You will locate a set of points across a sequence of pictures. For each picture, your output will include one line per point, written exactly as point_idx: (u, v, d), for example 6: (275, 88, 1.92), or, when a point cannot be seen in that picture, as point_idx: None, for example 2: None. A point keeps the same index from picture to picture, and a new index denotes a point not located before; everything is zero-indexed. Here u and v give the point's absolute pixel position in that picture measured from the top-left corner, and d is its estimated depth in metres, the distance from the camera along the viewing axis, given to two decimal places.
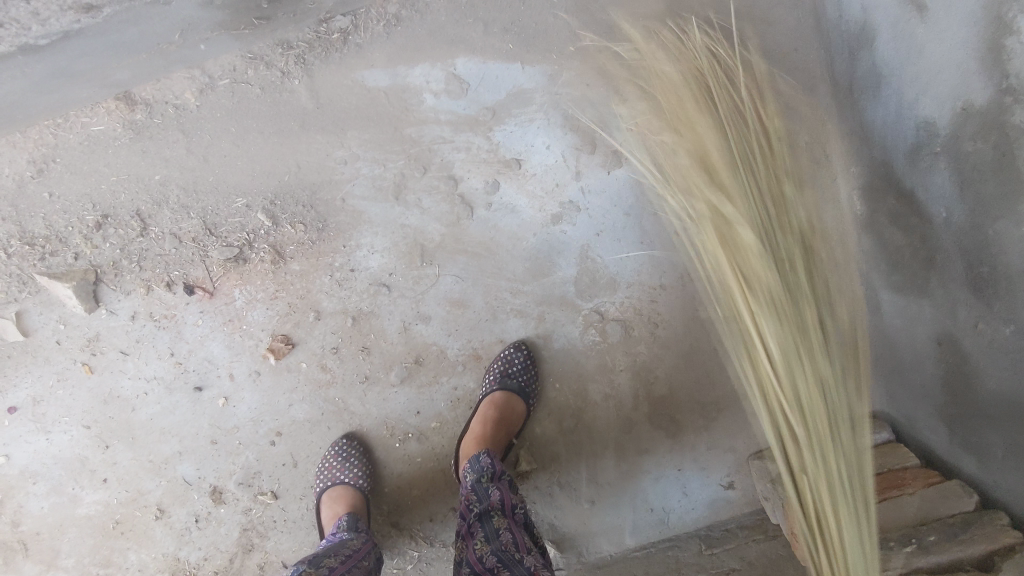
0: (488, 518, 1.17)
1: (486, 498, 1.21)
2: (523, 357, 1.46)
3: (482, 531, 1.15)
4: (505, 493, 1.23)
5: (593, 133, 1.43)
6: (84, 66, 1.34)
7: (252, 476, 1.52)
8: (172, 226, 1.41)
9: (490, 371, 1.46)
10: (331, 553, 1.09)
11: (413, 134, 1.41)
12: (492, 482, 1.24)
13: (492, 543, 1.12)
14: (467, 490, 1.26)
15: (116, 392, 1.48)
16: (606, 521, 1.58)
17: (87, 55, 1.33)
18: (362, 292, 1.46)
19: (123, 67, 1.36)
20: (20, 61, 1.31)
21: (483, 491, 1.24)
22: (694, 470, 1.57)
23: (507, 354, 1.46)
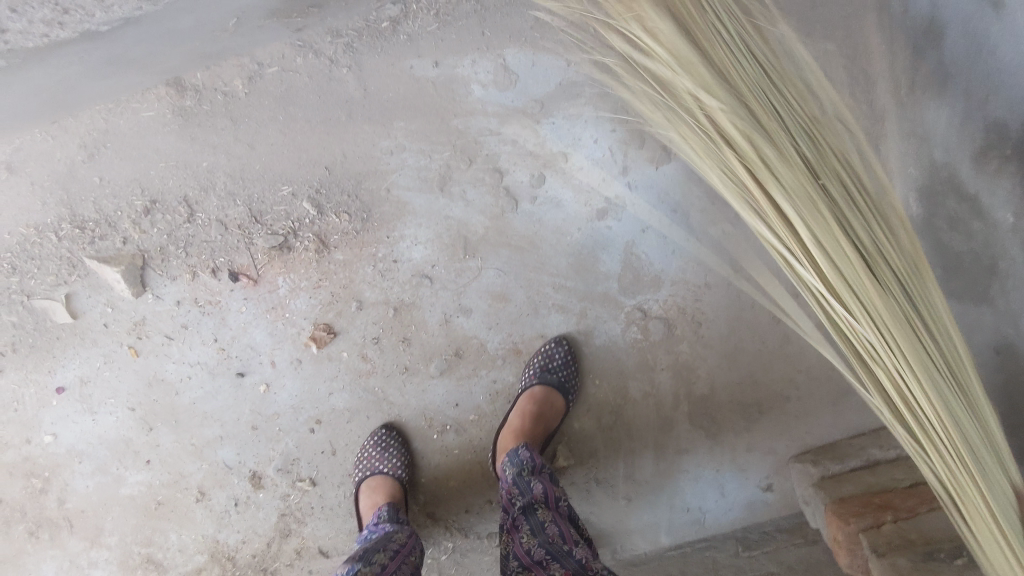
0: (533, 511, 1.18)
1: (529, 492, 1.20)
2: (564, 352, 1.45)
3: (528, 525, 1.17)
4: (547, 485, 1.22)
5: (642, 127, 1.40)
6: (140, 53, 1.31)
7: (291, 462, 1.53)
8: (219, 213, 1.42)
9: (529, 366, 1.46)
10: (380, 548, 1.09)
11: (460, 126, 1.40)
12: (534, 476, 1.23)
13: (539, 536, 1.14)
14: (509, 482, 1.25)
15: (160, 376, 1.50)
16: (641, 519, 1.58)
17: (143, 43, 1.29)
18: (404, 283, 1.45)
19: (176, 57, 1.34)
20: (80, 48, 1.26)
21: (526, 483, 1.23)
22: (732, 471, 1.55)
23: (548, 349, 1.45)
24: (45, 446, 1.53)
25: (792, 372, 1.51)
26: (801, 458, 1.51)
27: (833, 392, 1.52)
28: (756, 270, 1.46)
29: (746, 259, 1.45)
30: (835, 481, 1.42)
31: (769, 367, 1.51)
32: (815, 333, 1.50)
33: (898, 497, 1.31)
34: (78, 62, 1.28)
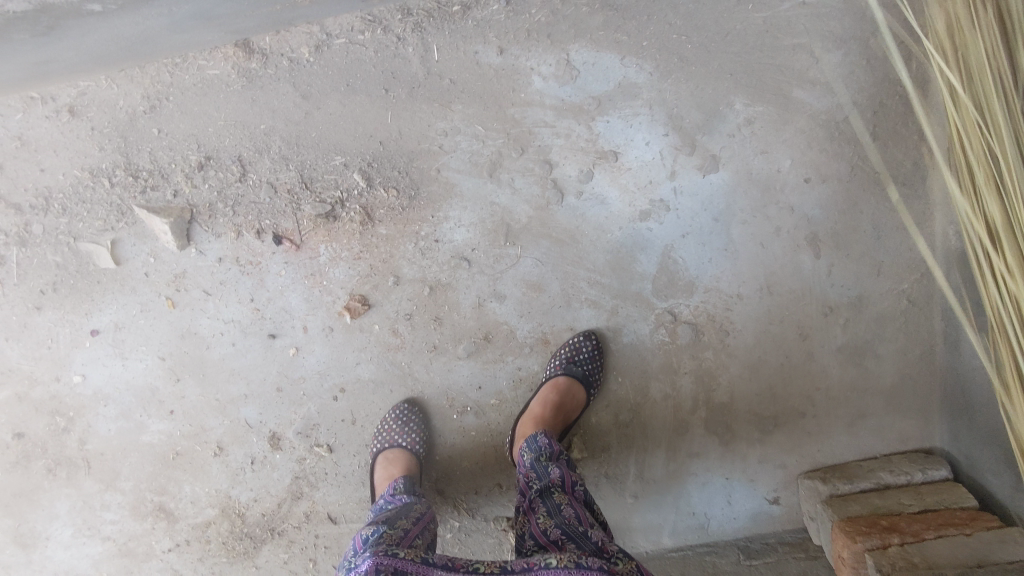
0: (550, 494, 1.18)
1: (546, 476, 1.23)
2: (591, 347, 1.47)
3: (544, 506, 1.16)
4: (564, 471, 1.24)
5: (694, 134, 1.42)
6: (224, 13, 1.26)
7: (311, 427, 1.56)
8: (271, 175, 1.44)
9: (556, 356, 1.48)
10: (401, 515, 1.13)
11: (516, 115, 1.42)
12: (551, 462, 1.27)
13: (555, 517, 1.12)
14: (528, 468, 1.28)
15: (194, 329, 1.52)
16: (646, 518, 1.61)
17: (232, 4, 1.23)
18: (443, 263, 1.48)
19: (258, 14, 1.30)
20: (171, 2, 1.18)
21: (543, 469, 1.26)
22: (741, 481, 1.58)
23: (575, 342, 1.47)
24: (74, 386, 1.55)
25: (811, 389, 1.54)
26: (810, 474, 1.54)
27: (849, 415, 1.54)
28: (787, 286, 1.48)
29: (780, 274, 1.48)
30: (843, 500, 1.45)
31: (790, 383, 1.54)
32: (838, 354, 1.52)
33: (905, 521, 1.34)
34: (168, 12, 1.22)
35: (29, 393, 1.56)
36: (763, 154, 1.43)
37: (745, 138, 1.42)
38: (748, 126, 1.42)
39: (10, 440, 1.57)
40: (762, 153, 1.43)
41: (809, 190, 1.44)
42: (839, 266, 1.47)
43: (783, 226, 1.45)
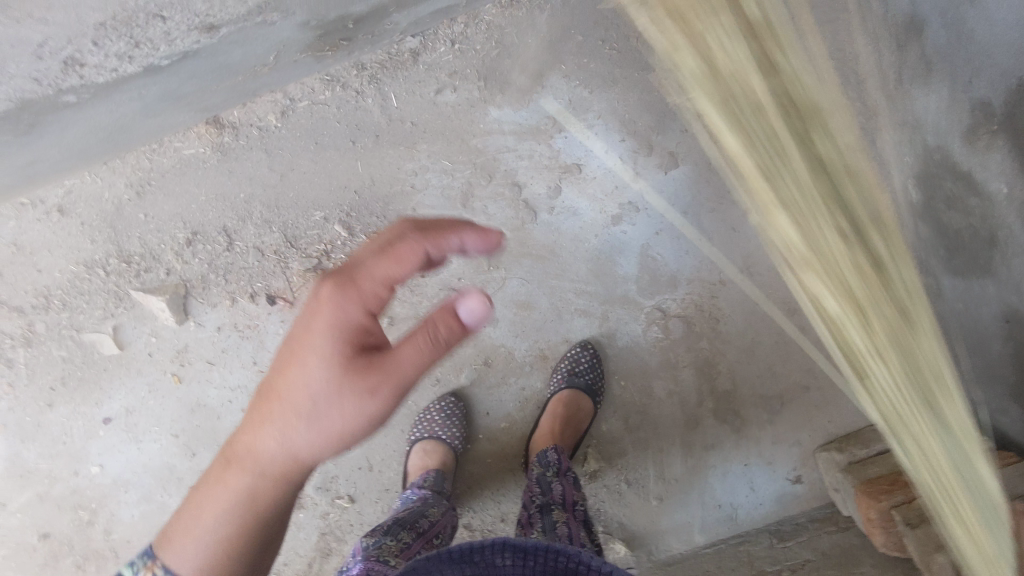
0: (549, 510, 1.24)
1: (548, 492, 1.29)
2: (589, 357, 1.51)
3: (541, 522, 1.21)
4: (566, 489, 1.30)
5: (649, 136, 1.48)
6: (191, 89, 1.24)
7: (330, 480, 1.58)
8: (256, 240, 1.50)
9: (557, 371, 1.52)
10: (407, 523, 1.22)
11: (479, 145, 1.49)
12: (556, 478, 1.33)
13: (547, 533, 1.17)
14: (534, 481, 1.34)
15: (203, 401, 1.56)
16: (673, 519, 1.61)
17: (195, 80, 1.20)
18: (432, 297, 1.53)
19: (223, 87, 1.29)
20: (133, 83, 1.11)
21: (548, 485, 1.32)
22: (761, 464, 1.59)
23: (574, 354, 1.51)
24: (92, 477, 1.58)
25: (810, 362, 1.57)
26: (826, 447, 1.55)
27: None
28: (767, 265, 1.53)
29: (757, 254, 1.52)
30: (863, 465, 1.46)
31: (789, 359, 1.56)
32: None
33: None
34: (138, 98, 1.18)
35: (50, 491, 1.58)
36: None
37: None
38: None
39: (37, 541, 1.59)
40: None
41: None
42: None
43: None
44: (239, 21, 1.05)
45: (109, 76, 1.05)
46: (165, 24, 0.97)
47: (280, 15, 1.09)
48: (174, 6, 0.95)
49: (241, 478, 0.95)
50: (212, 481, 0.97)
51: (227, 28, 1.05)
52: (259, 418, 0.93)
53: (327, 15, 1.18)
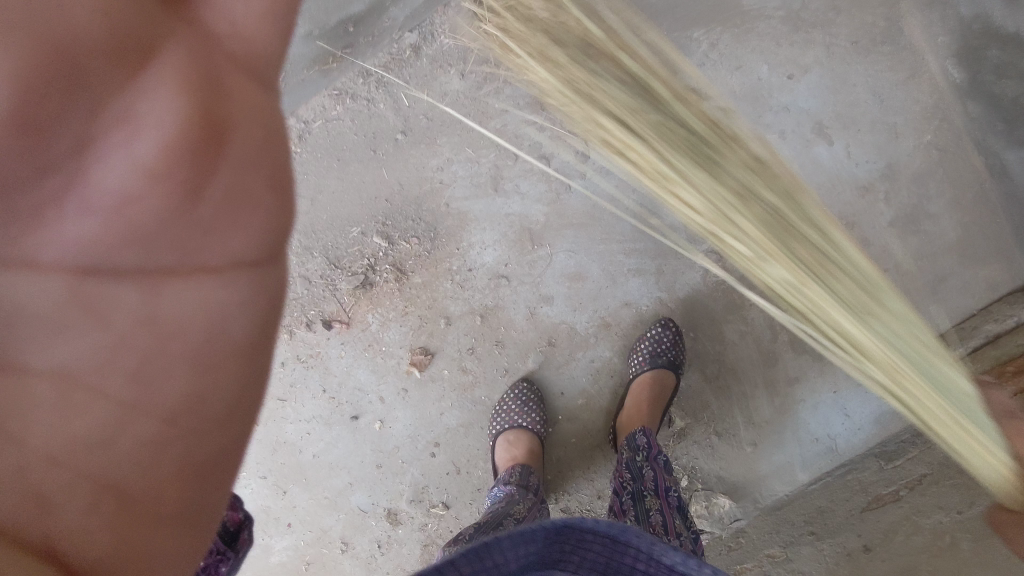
0: (641, 499, 1.21)
1: (640, 478, 1.26)
2: (671, 335, 1.48)
3: (634, 510, 1.18)
4: (659, 474, 1.27)
5: (668, 78, 1.45)
6: None
7: (421, 491, 1.58)
8: (301, 268, 1.52)
9: (637, 351, 1.48)
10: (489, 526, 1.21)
11: (498, 126, 1.48)
12: (646, 463, 1.29)
13: (641, 523, 1.16)
14: (622, 466, 1.32)
15: (282, 439, 1.59)
16: (773, 462, 1.55)
17: None
18: (483, 288, 1.51)
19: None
20: None
21: (638, 469, 1.29)
22: (850, 388, 1.51)
23: (656, 334, 1.47)
24: None
25: (882, 273, 1.49)
26: None
27: (927, 284, 1.49)
28: (815, 183, 1.47)
29: (803, 174, 1.47)
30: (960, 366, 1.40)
31: None
32: (892, 229, 1.48)
33: None
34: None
35: None
36: (739, 69, 1.46)
37: (715, 62, 1.46)
38: (714, 50, 1.46)
39: None
40: (737, 70, 1.46)
41: (797, 86, 1.45)
42: (855, 143, 1.46)
43: (786, 129, 1.46)
44: None
45: None
46: None
47: None
48: None
49: (53, 296, 0.73)
50: (55, 317, 0.73)
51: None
52: (244, 215, 0.76)
53: (324, 21, 1.43)
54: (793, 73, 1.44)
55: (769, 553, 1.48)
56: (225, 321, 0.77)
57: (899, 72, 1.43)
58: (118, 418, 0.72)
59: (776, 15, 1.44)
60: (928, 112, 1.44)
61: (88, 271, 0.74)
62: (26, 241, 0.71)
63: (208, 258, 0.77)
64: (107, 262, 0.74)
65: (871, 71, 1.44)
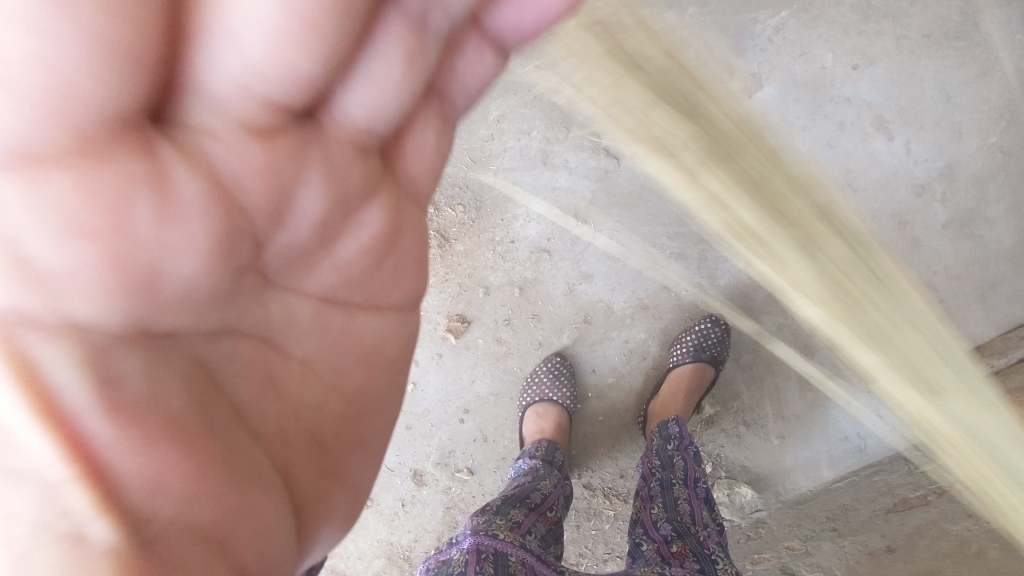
0: (670, 487, 1.24)
1: (670, 467, 1.30)
2: (718, 331, 1.53)
3: (661, 498, 1.23)
4: (688, 465, 1.29)
5: (728, 59, 1.42)
6: None
7: (448, 455, 1.63)
8: None
9: (683, 342, 1.52)
10: (516, 501, 1.21)
11: (553, 98, 1.47)
12: (676, 452, 1.32)
13: (668, 511, 1.19)
14: (653, 453, 1.35)
15: None
16: (798, 457, 1.56)
17: None
18: (524, 261, 1.52)
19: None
20: None
21: (668, 458, 1.32)
22: (885, 390, 1.51)
23: (704, 328, 1.52)
24: None
25: (929, 275, 1.47)
26: (958, 361, 1.46)
27: (976, 291, 1.47)
28: (869, 179, 1.45)
29: (859, 169, 1.45)
30: (1003, 378, 1.40)
31: (905, 275, 1.47)
32: (945, 231, 1.45)
33: None
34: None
35: None
36: (802, 56, 1.42)
37: (780, 47, 1.42)
38: (779, 34, 1.42)
39: None
40: (802, 55, 1.42)
41: (862, 77, 1.41)
42: (916, 140, 1.42)
43: (845, 121, 1.43)
44: None
45: None
46: None
47: None
48: None
49: (303, 318, 0.57)
50: (308, 326, 0.58)
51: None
52: (399, 250, 0.63)
53: None
54: (859, 64, 1.41)
55: (789, 547, 1.45)
56: (387, 337, 0.65)
57: (971, 69, 1.40)
58: (346, 411, 0.61)
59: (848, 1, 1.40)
60: (996, 113, 1.41)
61: (334, 299, 0.59)
62: (284, 284, 0.55)
63: (379, 296, 0.63)
64: (345, 291, 0.60)
65: (942, 66, 1.40)
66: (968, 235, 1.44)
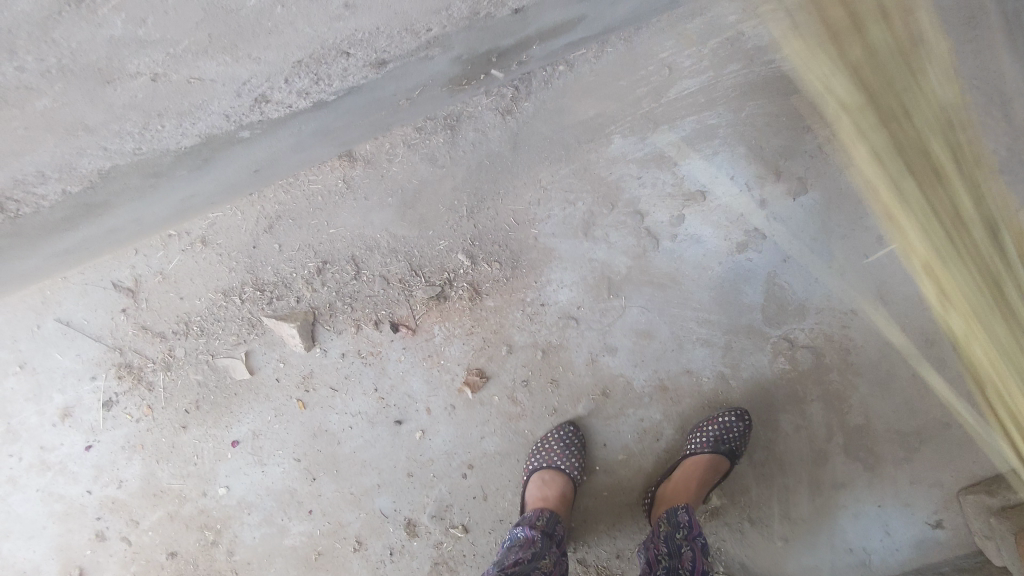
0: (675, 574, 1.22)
1: (677, 556, 1.27)
2: (742, 427, 1.46)
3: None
4: (696, 554, 1.26)
5: (777, 162, 1.47)
6: (339, 125, 1.21)
7: (445, 509, 1.61)
8: (382, 268, 1.55)
9: (702, 432, 1.46)
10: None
11: (603, 173, 1.50)
12: (686, 541, 1.30)
13: None
14: (660, 539, 1.33)
15: (325, 426, 1.62)
16: (800, 563, 1.52)
17: (350, 112, 1.14)
18: (551, 325, 1.53)
19: (366, 122, 1.26)
20: (300, 120, 1.08)
21: (677, 547, 1.30)
22: (896, 506, 1.49)
23: (727, 421, 1.45)
24: (219, 497, 1.66)
25: (952, 397, 1.47)
26: (972, 489, 1.45)
27: (999, 420, 1.46)
28: (903, 294, 1.46)
29: (894, 286, 1.46)
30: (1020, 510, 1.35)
31: (927, 394, 1.47)
32: (971, 356, 1.46)
33: None
34: (296, 133, 1.16)
35: (180, 510, 1.67)
36: (849, 167, 1.46)
37: (828, 156, 1.46)
38: (829, 144, 1.46)
39: (165, 560, 1.68)
40: (848, 167, 1.46)
41: (905, 195, 1.45)
42: (951, 264, 1.45)
43: (884, 234, 1.46)
44: (407, 55, 0.99)
45: (247, 133, 1.04)
46: (348, 61, 0.93)
47: (439, 51, 1.03)
48: (361, 42, 0.90)
49: None
50: None
51: (394, 64, 1.00)
52: None
53: (477, 50, 1.11)
54: (903, 182, 1.46)
55: None
56: None
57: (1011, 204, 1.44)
58: None
59: (898, 123, 1.45)
60: None
61: None
62: None
63: None
64: None
65: (984, 197, 1.45)
66: (992, 361, 1.46)
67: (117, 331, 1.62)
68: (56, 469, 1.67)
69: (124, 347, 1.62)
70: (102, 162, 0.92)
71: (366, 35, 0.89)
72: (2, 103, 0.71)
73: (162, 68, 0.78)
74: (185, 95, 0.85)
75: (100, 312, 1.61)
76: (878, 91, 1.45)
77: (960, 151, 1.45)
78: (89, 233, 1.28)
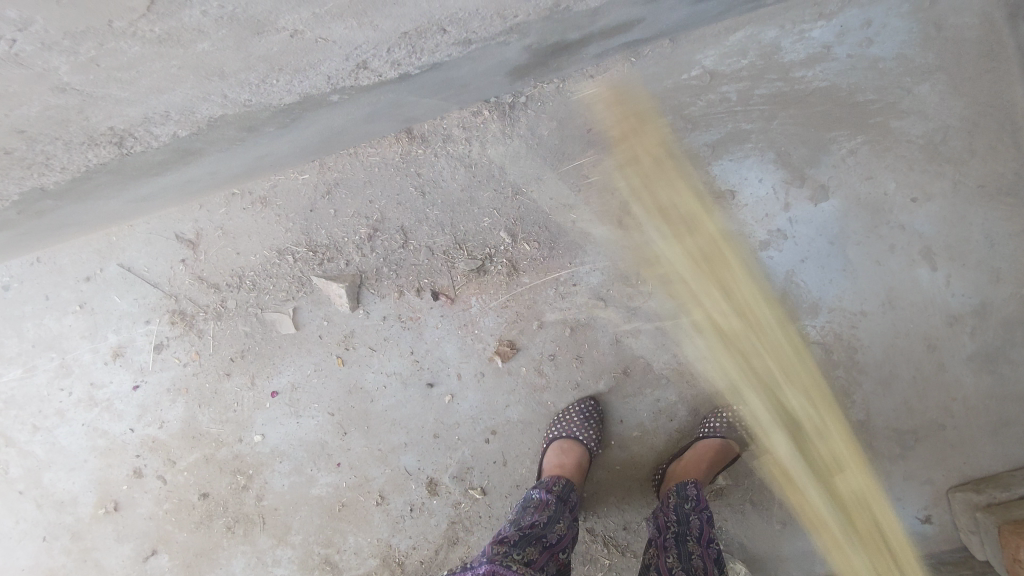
0: (684, 541, 1.34)
1: (685, 523, 1.38)
2: (753, 419, 1.58)
3: (675, 550, 1.33)
4: (703, 523, 1.38)
5: (803, 169, 1.59)
6: (410, 101, 1.33)
7: (466, 471, 1.71)
8: (429, 240, 1.67)
9: (716, 419, 1.58)
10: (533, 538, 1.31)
11: (641, 166, 1.62)
12: (693, 511, 1.41)
13: (684, 563, 1.29)
14: (669, 508, 1.43)
15: (360, 384, 1.72)
16: (795, 546, 1.62)
17: (424, 87, 1.26)
18: (581, 304, 1.65)
19: (434, 100, 1.38)
20: (383, 90, 1.20)
21: (684, 515, 1.40)
22: (888, 500, 1.60)
23: (740, 411, 1.58)
24: (254, 444, 1.76)
25: (948, 400, 1.58)
26: (961, 487, 1.56)
27: (990, 425, 1.57)
28: (909, 300, 1.58)
29: (901, 293, 1.58)
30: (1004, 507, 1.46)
31: (925, 395, 1.58)
32: (968, 363, 1.57)
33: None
34: (372, 103, 1.28)
35: (216, 454, 1.77)
36: (868, 179, 1.58)
37: (850, 168, 1.58)
38: (852, 156, 1.58)
39: (197, 500, 1.77)
40: (868, 179, 1.58)
41: (918, 209, 1.57)
42: (956, 276, 1.57)
43: (896, 244, 1.58)
44: (485, 40, 1.12)
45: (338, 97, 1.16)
46: (442, 38, 1.05)
47: (517, 38, 1.15)
48: (457, 22, 1.02)
49: None
50: None
51: (476, 45, 1.12)
52: None
53: (547, 41, 1.23)
54: (917, 197, 1.57)
55: None
56: None
57: (1015, 225, 1.56)
58: None
59: (917, 141, 1.57)
60: None
61: None
62: None
63: None
64: None
65: (990, 216, 1.56)
66: (988, 368, 1.57)
67: (175, 280, 1.73)
68: (103, 406, 1.78)
69: (179, 295, 1.74)
70: (216, 109, 1.07)
71: (462, 16, 1.01)
72: (175, 42, 0.88)
73: (303, 27, 0.91)
74: (306, 53, 0.98)
75: (161, 260, 1.73)
76: (901, 111, 1.57)
77: (972, 172, 1.57)
78: (172, 181, 1.40)
